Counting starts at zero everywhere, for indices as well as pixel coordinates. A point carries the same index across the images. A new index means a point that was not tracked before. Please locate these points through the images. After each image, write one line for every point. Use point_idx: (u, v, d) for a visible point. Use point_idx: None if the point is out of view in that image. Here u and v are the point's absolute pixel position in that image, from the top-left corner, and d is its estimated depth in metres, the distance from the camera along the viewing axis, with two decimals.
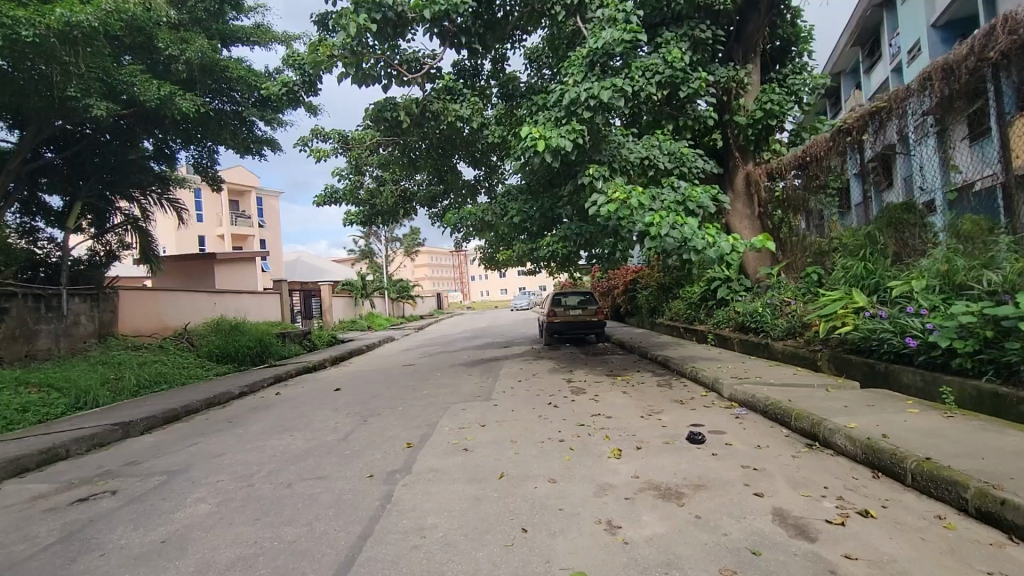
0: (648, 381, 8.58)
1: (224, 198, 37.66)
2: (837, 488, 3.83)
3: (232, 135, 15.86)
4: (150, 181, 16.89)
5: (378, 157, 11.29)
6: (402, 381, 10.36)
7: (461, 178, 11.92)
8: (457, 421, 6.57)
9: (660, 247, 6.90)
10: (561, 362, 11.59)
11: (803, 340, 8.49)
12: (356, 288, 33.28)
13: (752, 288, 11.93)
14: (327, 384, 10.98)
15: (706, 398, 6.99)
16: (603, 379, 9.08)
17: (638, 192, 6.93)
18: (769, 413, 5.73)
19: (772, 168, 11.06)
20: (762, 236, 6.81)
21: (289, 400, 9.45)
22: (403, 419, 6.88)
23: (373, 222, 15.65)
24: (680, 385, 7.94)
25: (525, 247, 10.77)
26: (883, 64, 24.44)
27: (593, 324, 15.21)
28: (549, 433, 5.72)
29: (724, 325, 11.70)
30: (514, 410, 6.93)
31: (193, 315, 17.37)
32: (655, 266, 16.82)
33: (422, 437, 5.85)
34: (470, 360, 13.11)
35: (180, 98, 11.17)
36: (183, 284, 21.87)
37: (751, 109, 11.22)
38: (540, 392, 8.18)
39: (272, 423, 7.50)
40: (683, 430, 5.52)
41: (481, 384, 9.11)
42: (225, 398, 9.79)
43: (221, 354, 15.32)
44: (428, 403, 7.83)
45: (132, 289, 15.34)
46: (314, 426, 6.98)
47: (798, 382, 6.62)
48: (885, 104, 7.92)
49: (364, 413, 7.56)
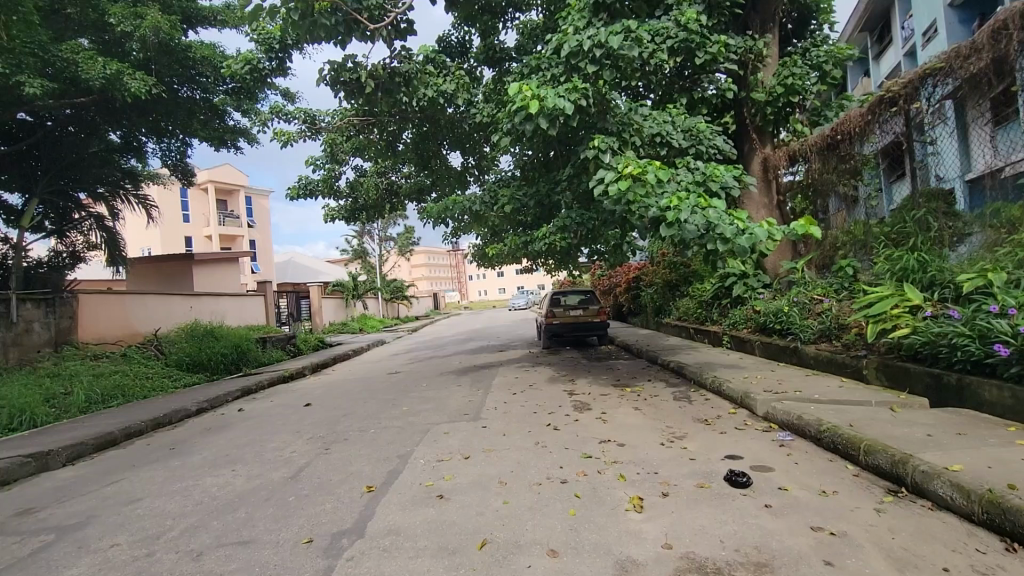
0: (663, 394, 7.37)
1: (210, 197, 36.46)
2: (963, 571, 2.67)
3: (203, 126, 15.06)
4: (117, 176, 15.75)
5: (354, 141, 10.08)
6: (380, 394, 9.14)
7: (446, 166, 10.67)
8: (436, 451, 5.37)
9: (678, 237, 5.65)
10: (560, 369, 10.43)
11: (842, 344, 7.34)
12: (347, 289, 32.00)
13: (771, 285, 10.72)
14: (299, 397, 9.75)
15: (736, 418, 5.80)
16: (609, 391, 7.87)
17: (655, 166, 5.76)
18: (824, 442, 4.55)
19: (795, 151, 9.86)
20: (803, 220, 5.53)
21: (250, 419, 8.22)
22: (372, 448, 5.69)
23: (355, 218, 14.42)
24: (701, 400, 6.76)
25: (518, 243, 9.51)
26: (894, 49, 23.20)
27: (595, 325, 14.02)
28: (547, 470, 4.52)
29: (742, 325, 10.54)
30: (505, 435, 5.73)
31: (164, 320, 16.15)
32: (662, 263, 15.59)
33: (389, 476, 4.67)
34: (461, 368, 11.90)
35: (130, 78, 9.87)
36: (159, 286, 20.62)
37: (770, 85, 9.97)
38: (537, 409, 6.98)
39: (217, 451, 6.29)
40: (718, 466, 4.35)
41: (469, 399, 7.91)
42: (178, 416, 8.57)
43: (191, 363, 14.11)
44: (406, 425, 6.64)
45: (96, 291, 14.15)
46: (264, 457, 5.78)
47: (850, 398, 5.45)
48: (943, 63, 6.63)
49: (328, 438, 6.36)
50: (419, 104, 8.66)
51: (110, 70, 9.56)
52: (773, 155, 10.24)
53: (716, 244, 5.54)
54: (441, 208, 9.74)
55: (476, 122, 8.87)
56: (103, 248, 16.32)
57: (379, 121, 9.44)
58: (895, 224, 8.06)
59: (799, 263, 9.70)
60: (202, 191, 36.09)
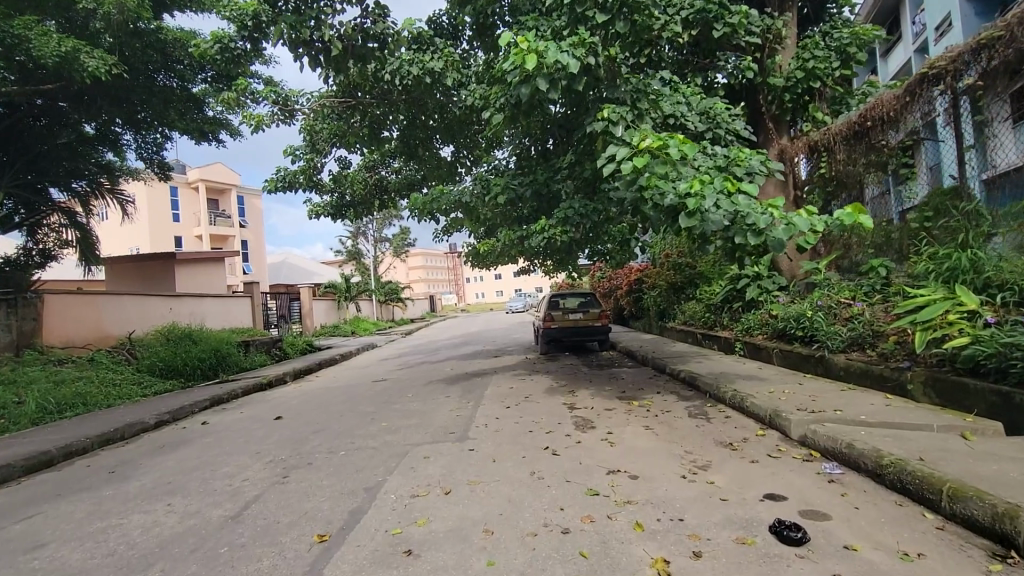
0: (676, 410, 6.50)
1: (200, 196, 35.58)
2: None
3: (180, 117, 14.27)
4: (92, 170, 14.77)
5: (333, 127, 9.17)
6: (360, 406, 8.25)
7: (435, 156, 9.79)
8: (412, 482, 4.49)
9: (699, 230, 4.75)
10: (559, 378, 9.57)
11: (878, 354, 6.49)
12: (340, 291, 31.07)
13: (788, 288, 9.86)
14: (271, 408, 8.86)
15: (767, 443, 4.94)
16: (615, 405, 6.98)
17: (677, 140, 4.89)
18: (887, 481, 3.70)
19: (815, 141, 8.87)
20: (851, 209, 4.62)
21: (212, 435, 7.32)
22: (337, 477, 4.80)
23: (341, 215, 13.51)
24: (721, 418, 5.90)
25: (512, 238, 8.59)
26: (904, 45, 22.33)
27: (596, 329, 13.16)
28: (544, 514, 3.65)
29: (756, 330, 9.69)
30: (494, 463, 4.85)
31: (140, 322, 15.24)
32: (666, 264, 14.73)
33: (351, 519, 3.79)
34: (453, 375, 11.02)
35: (88, 56, 9.01)
36: (139, 286, 19.71)
37: (789, 69, 9.10)
38: (532, 427, 6.12)
39: (159, 477, 5.39)
40: (758, 512, 3.48)
41: (457, 413, 7.02)
42: (132, 431, 7.65)
43: (164, 367, 13.22)
44: (381, 447, 5.75)
45: (66, 292, 13.26)
46: (210, 487, 4.89)
47: (904, 420, 4.59)
48: (1003, 31, 5.75)
49: (288, 463, 5.46)
50: (403, 83, 7.77)
51: (64, 48, 8.71)
52: (791, 147, 9.31)
53: (747, 234, 4.63)
54: (426, 201, 8.83)
55: (466, 104, 7.99)
56: (77, 245, 15.13)
57: (358, 102, 8.50)
58: (936, 220, 7.22)
59: (821, 265, 8.85)
60: (194, 190, 35.37)
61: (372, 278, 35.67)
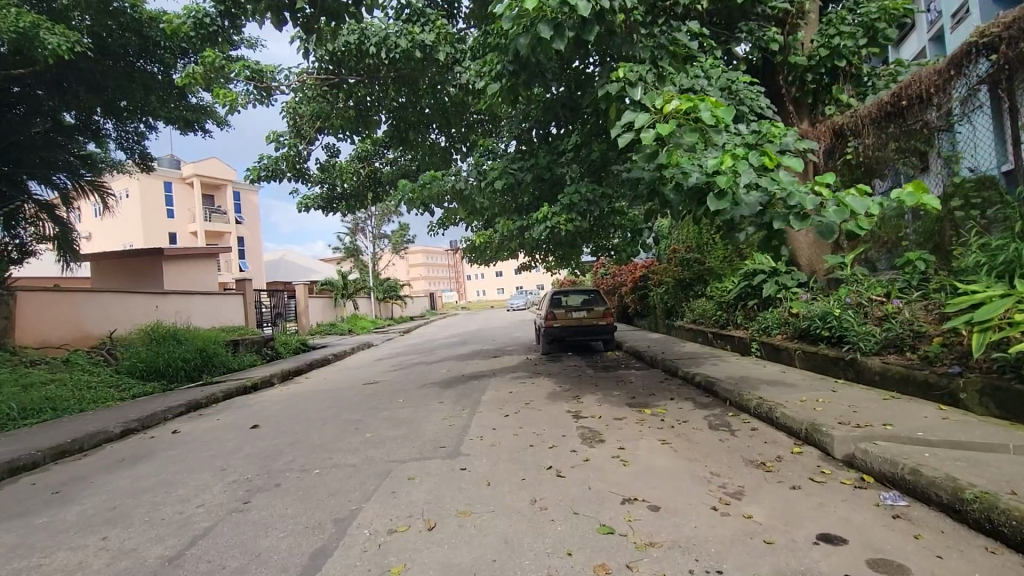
0: (694, 420, 5.80)
1: (195, 191, 34.89)
2: None
3: (163, 104, 13.78)
4: (71, 160, 14.00)
5: (317, 109, 8.47)
6: (345, 413, 7.55)
7: (428, 143, 9.08)
8: (391, 512, 3.79)
9: (731, 214, 4.03)
10: (562, 381, 8.87)
11: (922, 356, 5.77)
12: (336, 288, 30.35)
13: (809, 284, 9.12)
14: (250, 415, 8.16)
15: (808, 464, 4.23)
16: (625, 414, 6.28)
17: (710, 104, 4.15)
18: (970, 519, 3.00)
19: (842, 123, 8.06)
20: (913, 187, 3.90)
21: (179, 447, 6.63)
22: (305, 505, 4.11)
23: (332, 207, 12.80)
24: (747, 431, 5.19)
25: (511, 229, 7.86)
26: (917, 34, 21.43)
27: (600, 328, 12.46)
28: (548, 562, 2.94)
29: (774, 330, 8.97)
30: (490, 488, 4.15)
31: (123, 320, 14.55)
32: (673, 260, 13.98)
33: (310, 566, 3.09)
34: (448, 378, 10.32)
35: (47, 31, 8.37)
36: (126, 283, 19.05)
37: (813, 46, 8.36)
38: (533, 440, 5.41)
39: (104, 501, 4.70)
40: (816, 563, 2.78)
41: (449, 423, 6.32)
42: (92, 441, 6.96)
43: (144, 369, 12.55)
44: (361, 464, 5.05)
45: (40, 289, 12.57)
46: (156, 516, 4.20)
47: (973, 439, 3.88)
48: None
49: (253, 484, 4.76)
50: (390, 57, 7.06)
51: (23, 23, 8.04)
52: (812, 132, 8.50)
53: (790, 217, 3.90)
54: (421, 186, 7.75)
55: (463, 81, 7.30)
56: (54, 241, 14.24)
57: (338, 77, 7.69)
58: (982, 208, 6.52)
59: (848, 258, 8.10)
60: (190, 183, 34.79)
61: (370, 274, 34.92)
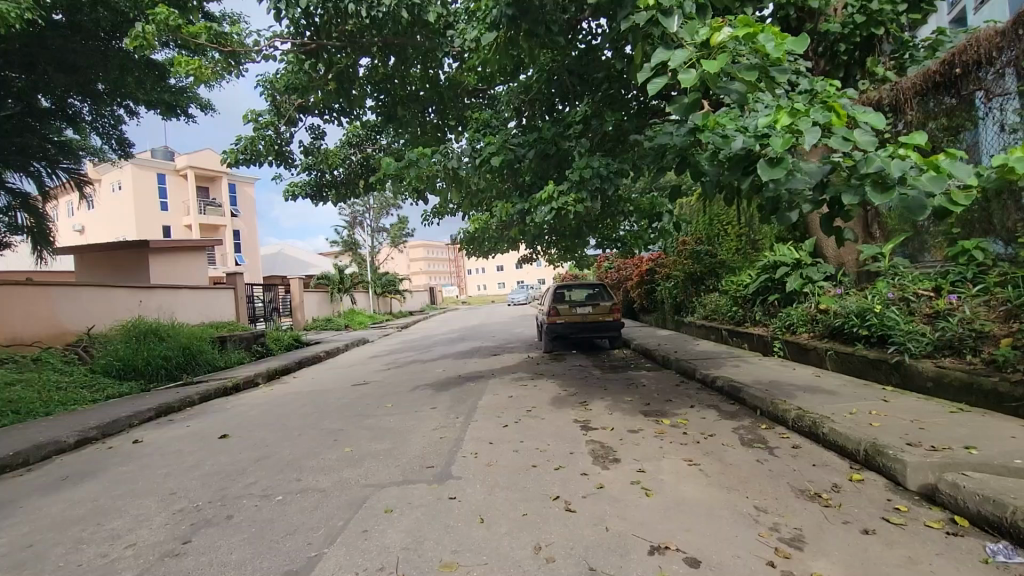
0: (722, 434, 5.01)
1: (188, 183, 33.97)
2: None
3: (141, 87, 13.10)
4: (48, 150, 12.99)
5: (294, 82, 7.63)
6: (326, 421, 6.77)
7: (420, 121, 8.26)
8: (357, 565, 2.99)
9: (787, 184, 3.27)
10: (568, 383, 8.09)
11: (988, 361, 4.98)
12: (333, 283, 29.59)
13: (838, 277, 8.32)
14: (222, 421, 7.37)
15: (876, 498, 3.44)
16: (641, 425, 5.50)
17: (771, 34, 3.32)
18: None
19: (882, 97, 7.22)
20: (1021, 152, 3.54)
21: (135, 461, 5.85)
22: (257, 549, 3.32)
23: (322, 196, 11.98)
24: (790, 450, 4.39)
25: (511, 213, 6.97)
26: (938, 15, 20.46)
27: (606, 325, 11.66)
28: None
29: (800, 327, 8.15)
30: (484, 527, 3.35)
31: (103, 315, 13.78)
32: (683, 252, 13.18)
33: None
34: (443, 378, 9.54)
35: None
36: (110, 276, 18.29)
37: (847, 11, 7.48)
38: (536, 459, 4.62)
39: (22, 536, 3.92)
40: None
41: (440, 436, 5.52)
42: (39, 454, 6.17)
43: (121, 368, 11.79)
44: (332, 489, 4.25)
45: (10, 282, 11.74)
46: (74, 561, 3.41)
47: None
48: None
49: (200, 516, 3.96)
50: (374, 17, 6.19)
51: None
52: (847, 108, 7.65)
53: (865, 189, 3.11)
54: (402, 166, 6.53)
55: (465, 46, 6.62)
56: (29, 232, 13.47)
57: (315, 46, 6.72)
58: None
59: (885, 249, 7.27)
60: (183, 175, 33.98)
61: (367, 268, 34.11)
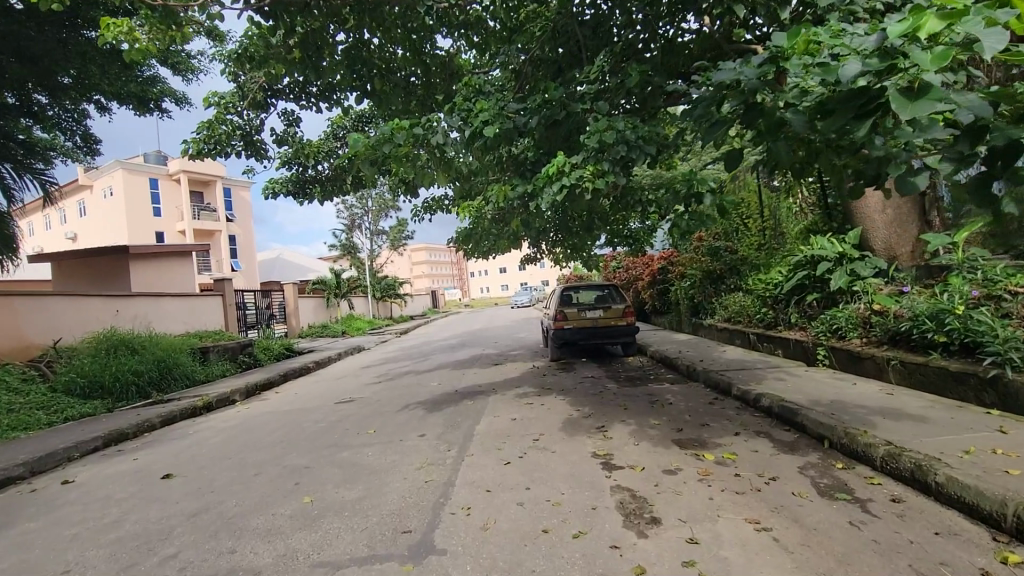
0: (787, 476, 3.88)
1: (182, 187, 33.00)
2: None
3: (107, 77, 12.09)
4: (13, 150, 11.99)
5: (255, 53, 6.50)
6: (293, 454, 5.65)
7: (404, 100, 7.12)
8: None
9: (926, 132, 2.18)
10: (581, 401, 6.96)
11: None
12: (330, 288, 28.03)
13: (892, 273, 7.16)
14: (174, 454, 6.24)
15: None
16: (679, 461, 4.36)
17: None
18: None
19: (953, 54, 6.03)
20: None
21: (51, 512, 4.73)
22: None
23: (305, 192, 10.88)
24: (891, 506, 3.24)
25: (510, 201, 5.84)
26: None
27: (619, 330, 10.52)
28: None
29: (850, 331, 6.98)
30: None
31: (74, 326, 12.73)
32: (700, 250, 12.03)
33: None
34: (437, 394, 8.42)
35: None
36: (88, 284, 17.28)
37: None
38: (549, 519, 3.47)
39: None
40: None
41: (425, 479, 4.38)
42: None
43: (86, 386, 10.73)
44: (269, 571, 3.12)
45: None
46: None
47: None
48: None
49: None
50: None
51: None
52: None
53: None
54: (375, 144, 5.07)
55: None
56: None
57: (274, 5, 5.54)
58: None
59: (957, 238, 6.12)
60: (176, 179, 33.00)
61: (366, 272, 33.01)
